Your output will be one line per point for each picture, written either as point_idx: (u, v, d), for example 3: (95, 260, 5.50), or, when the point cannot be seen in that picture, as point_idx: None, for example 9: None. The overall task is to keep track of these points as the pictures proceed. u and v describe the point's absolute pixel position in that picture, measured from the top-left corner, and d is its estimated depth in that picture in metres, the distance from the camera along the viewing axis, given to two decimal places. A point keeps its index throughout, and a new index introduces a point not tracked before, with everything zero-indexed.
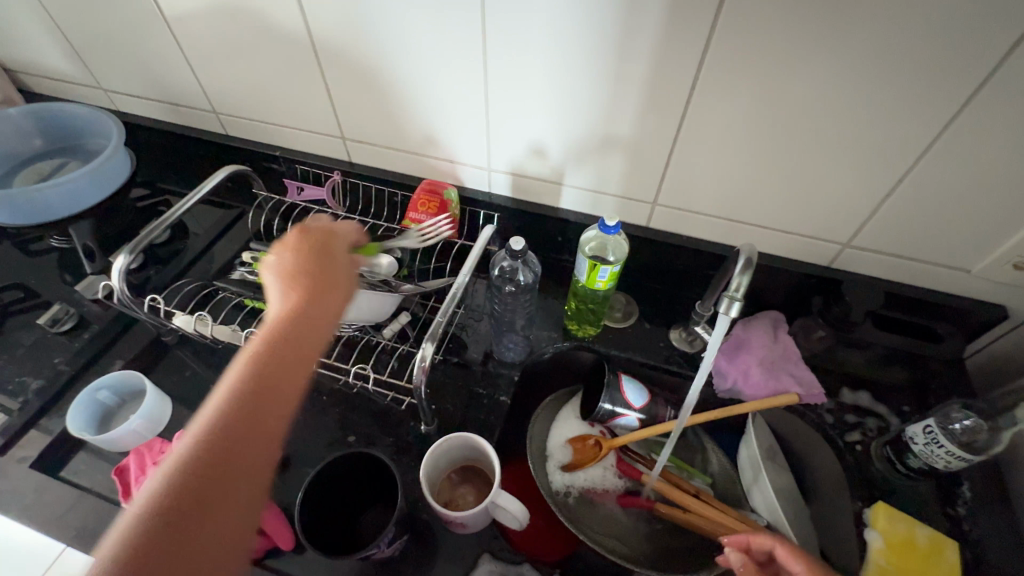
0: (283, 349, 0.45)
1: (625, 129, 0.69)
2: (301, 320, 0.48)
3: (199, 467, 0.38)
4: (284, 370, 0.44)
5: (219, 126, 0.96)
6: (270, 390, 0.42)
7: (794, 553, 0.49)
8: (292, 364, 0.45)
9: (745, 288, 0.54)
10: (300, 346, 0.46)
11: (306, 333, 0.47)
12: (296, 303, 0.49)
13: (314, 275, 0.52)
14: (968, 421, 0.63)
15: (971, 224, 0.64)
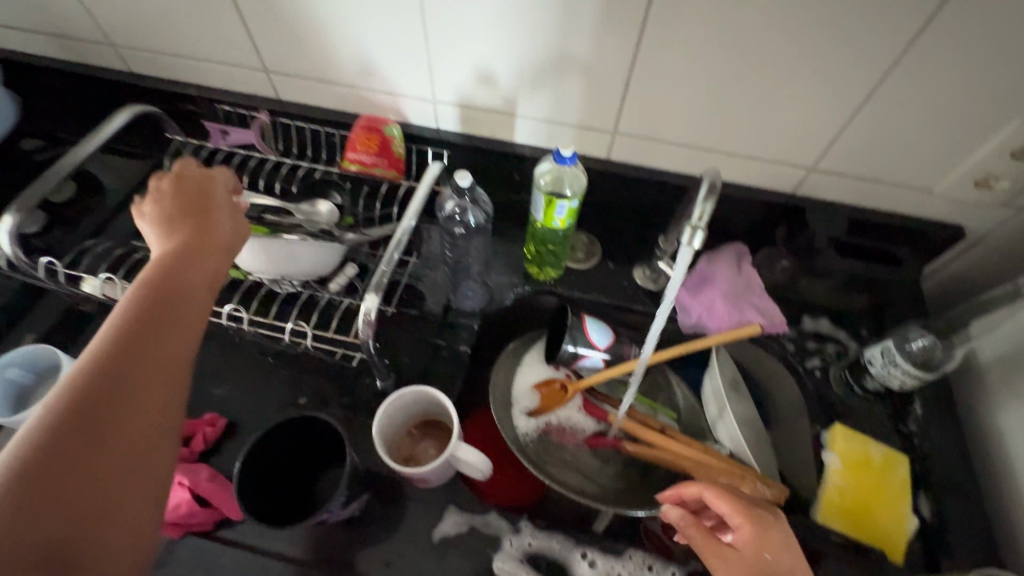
0: (163, 290, 0.44)
1: (581, 49, 0.62)
2: (181, 263, 0.46)
3: (72, 414, 0.36)
4: (165, 311, 0.43)
5: (120, 61, 0.83)
6: (151, 330, 0.41)
7: (721, 496, 0.48)
8: (176, 305, 0.43)
9: (708, 216, 0.50)
10: (183, 283, 0.45)
11: (188, 274, 0.46)
12: (172, 250, 0.47)
13: (190, 215, 0.51)
14: (924, 341, 0.63)
15: (937, 141, 0.62)
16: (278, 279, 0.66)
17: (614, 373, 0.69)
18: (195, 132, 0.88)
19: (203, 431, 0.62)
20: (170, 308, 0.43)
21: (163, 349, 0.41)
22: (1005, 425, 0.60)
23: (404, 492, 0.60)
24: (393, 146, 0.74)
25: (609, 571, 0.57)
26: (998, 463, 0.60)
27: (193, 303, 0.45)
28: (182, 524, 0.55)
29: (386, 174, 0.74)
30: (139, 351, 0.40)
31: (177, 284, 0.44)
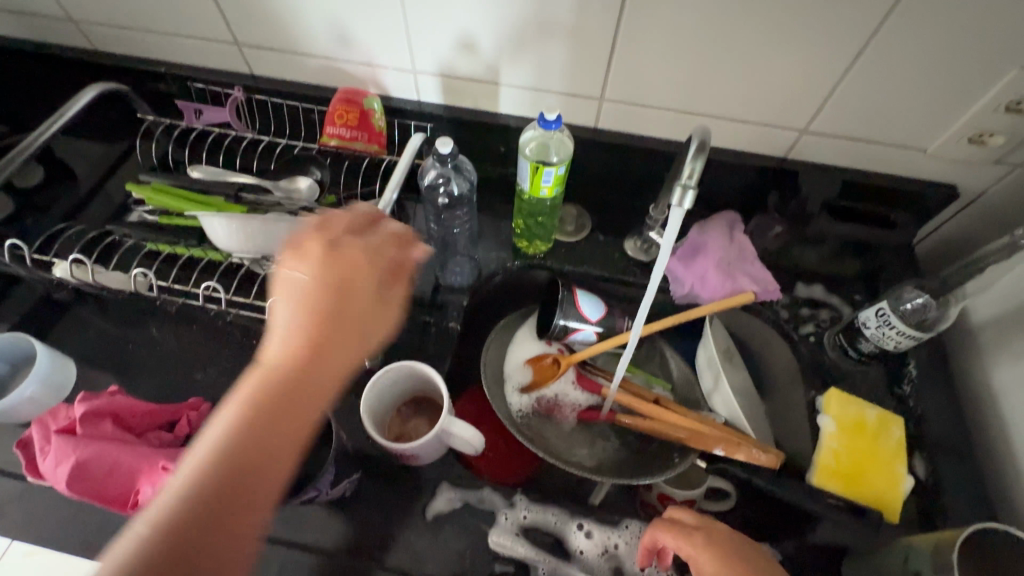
0: (279, 404, 0.40)
1: (564, 10, 0.60)
2: (310, 370, 0.42)
3: (175, 527, 0.35)
4: (276, 428, 0.39)
5: (84, 39, 0.79)
6: (258, 450, 0.38)
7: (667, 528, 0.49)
8: (288, 422, 0.40)
9: (697, 175, 0.49)
10: (303, 397, 0.41)
11: (314, 386, 0.42)
12: (304, 347, 0.42)
13: (332, 301, 0.44)
14: (920, 300, 0.61)
15: (931, 97, 0.60)
16: (261, 259, 0.65)
17: (606, 346, 0.69)
18: (168, 112, 0.85)
19: (186, 416, 0.60)
20: (279, 432, 0.39)
21: (265, 473, 0.38)
22: (1001, 384, 0.59)
23: (396, 471, 0.59)
24: (372, 119, 0.72)
25: (605, 542, 0.56)
26: (993, 422, 0.60)
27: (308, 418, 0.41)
28: None
29: (366, 148, 0.74)
30: (240, 475, 0.37)
31: (291, 400, 0.40)
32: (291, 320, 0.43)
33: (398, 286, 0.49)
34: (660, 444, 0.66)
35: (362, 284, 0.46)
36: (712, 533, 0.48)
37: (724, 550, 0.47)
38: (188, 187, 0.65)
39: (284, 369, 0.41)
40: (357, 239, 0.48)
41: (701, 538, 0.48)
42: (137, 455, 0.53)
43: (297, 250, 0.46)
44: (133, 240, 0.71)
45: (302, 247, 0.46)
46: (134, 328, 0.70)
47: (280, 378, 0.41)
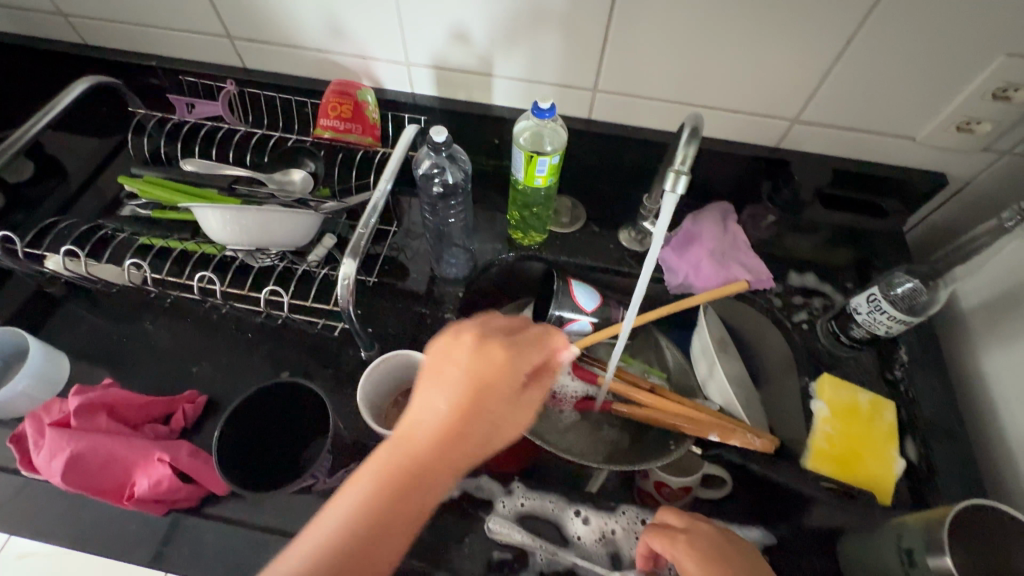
0: (403, 496, 0.39)
1: (556, 1, 0.60)
2: (429, 478, 0.40)
3: None
4: (396, 519, 0.39)
5: (75, 34, 0.79)
6: (376, 539, 0.38)
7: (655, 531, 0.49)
8: (408, 515, 0.39)
9: (691, 160, 0.49)
10: (413, 501, 0.39)
11: (429, 492, 0.40)
12: (427, 450, 0.40)
13: (465, 407, 0.42)
14: (910, 285, 0.61)
15: (920, 85, 0.61)
16: (255, 252, 0.65)
17: (602, 336, 0.66)
18: (160, 107, 0.85)
19: (182, 408, 0.60)
20: (399, 527, 0.39)
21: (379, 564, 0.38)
22: (990, 367, 0.60)
23: None
24: (366, 111, 0.72)
25: (602, 527, 0.57)
26: (982, 405, 0.61)
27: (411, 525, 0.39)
28: (167, 502, 0.53)
29: (360, 141, 0.73)
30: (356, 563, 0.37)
31: (413, 495, 0.39)
32: (426, 415, 0.42)
33: (531, 402, 0.45)
34: (655, 432, 0.67)
35: (502, 389, 0.42)
36: (700, 539, 0.48)
37: (713, 557, 0.46)
38: (183, 179, 0.65)
39: (411, 459, 0.40)
40: (509, 339, 0.45)
41: (690, 543, 0.47)
42: (133, 447, 0.54)
43: (453, 339, 0.45)
44: (126, 234, 0.70)
45: (456, 336, 0.45)
46: (128, 323, 0.69)
47: (399, 477, 0.40)
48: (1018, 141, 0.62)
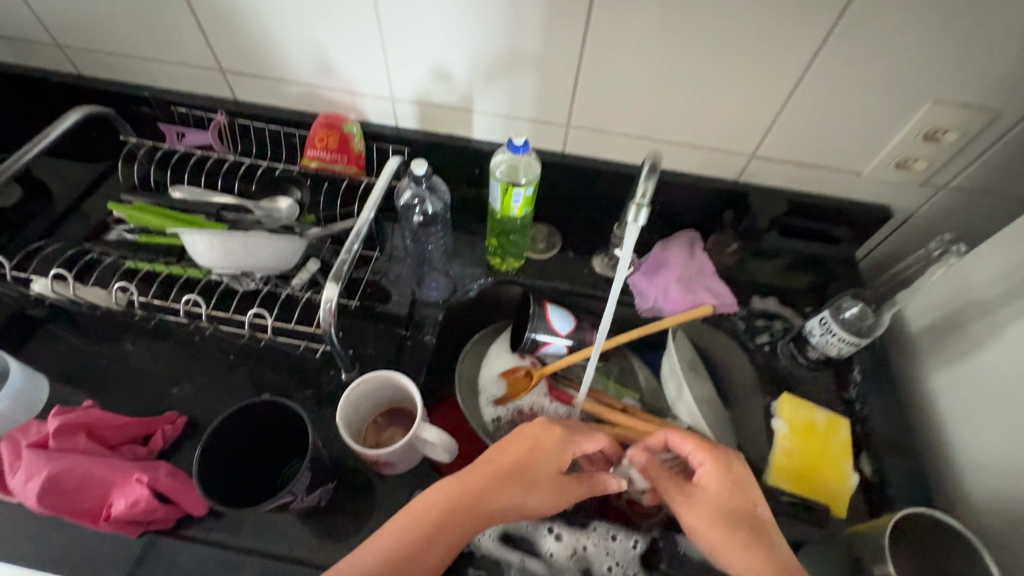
0: (443, 526, 0.47)
1: (532, 45, 0.65)
2: (471, 516, 0.48)
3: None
4: (434, 544, 0.46)
5: (69, 64, 0.82)
6: (413, 557, 0.45)
7: (689, 437, 0.54)
8: (442, 546, 0.46)
9: (651, 194, 0.54)
10: (448, 535, 0.47)
11: (463, 529, 0.47)
12: (475, 493, 0.48)
13: (516, 473, 0.50)
14: (855, 309, 0.68)
15: (862, 126, 0.67)
16: (239, 276, 0.67)
17: (575, 358, 0.72)
18: (150, 134, 0.88)
19: (161, 429, 0.61)
20: (433, 553, 0.46)
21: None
22: (936, 385, 0.65)
23: (372, 479, 0.60)
24: (352, 142, 0.76)
25: (574, 543, 0.60)
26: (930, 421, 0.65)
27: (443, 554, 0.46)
28: (143, 522, 0.53)
29: (346, 170, 0.76)
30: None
31: (453, 529, 0.47)
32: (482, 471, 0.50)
33: (569, 492, 0.51)
34: (627, 450, 0.69)
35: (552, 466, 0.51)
36: (734, 463, 0.53)
37: (735, 477, 0.52)
38: (168, 206, 0.67)
39: (460, 499, 0.48)
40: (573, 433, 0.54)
41: (722, 461, 0.53)
42: (111, 468, 0.54)
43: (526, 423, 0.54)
44: (113, 257, 0.72)
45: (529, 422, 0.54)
46: (108, 344, 0.70)
47: (447, 510, 0.47)
48: (951, 178, 0.69)
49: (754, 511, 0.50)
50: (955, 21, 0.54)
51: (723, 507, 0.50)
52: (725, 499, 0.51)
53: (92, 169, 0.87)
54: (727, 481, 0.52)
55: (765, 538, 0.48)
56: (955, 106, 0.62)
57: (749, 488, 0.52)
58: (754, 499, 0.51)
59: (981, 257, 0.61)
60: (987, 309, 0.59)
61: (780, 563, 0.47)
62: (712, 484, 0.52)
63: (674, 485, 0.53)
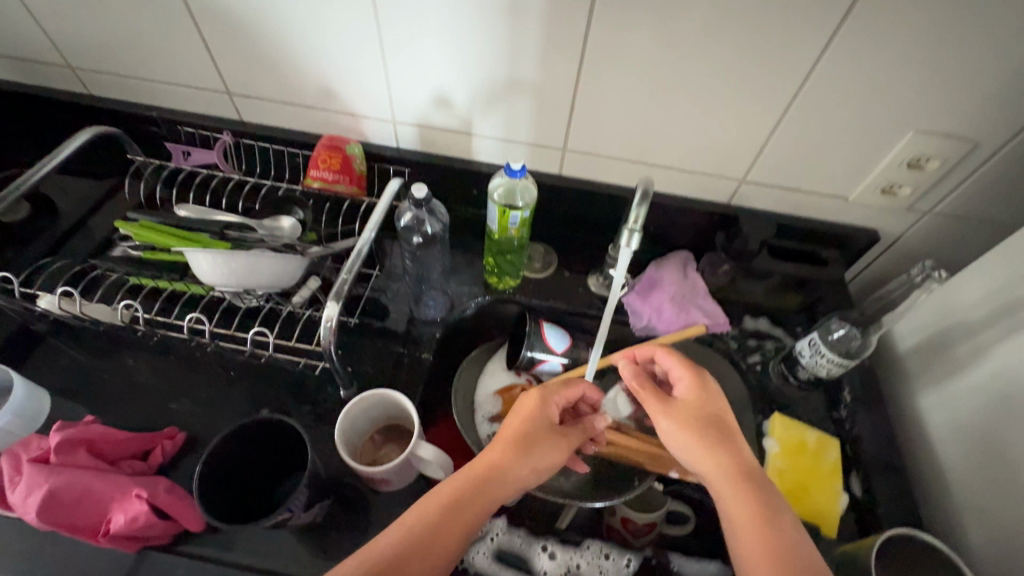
0: (479, 489, 0.50)
1: (530, 73, 0.68)
2: (501, 472, 0.51)
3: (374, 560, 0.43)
4: (472, 504, 0.48)
5: (80, 85, 0.84)
6: (453, 515, 0.47)
7: (667, 351, 0.60)
8: (478, 507, 0.49)
9: (643, 219, 0.57)
10: (487, 492, 0.50)
11: (499, 484, 0.51)
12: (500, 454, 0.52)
13: (528, 434, 0.55)
14: (843, 331, 0.69)
15: (848, 154, 0.69)
16: (241, 293, 0.68)
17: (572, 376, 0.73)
18: (157, 152, 0.90)
19: (161, 444, 0.62)
20: (470, 512, 0.48)
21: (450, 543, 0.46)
22: (922, 405, 0.66)
23: (369, 495, 0.61)
24: (354, 163, 0.78)
25: (568, 561, 0.60)
26: (918, 441, 0.66)
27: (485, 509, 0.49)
28: (140, 538, 0.54)
29: (348, 190, 0.78)
30: (435, 535, 0.45)
31: (488, 492, 0.50)
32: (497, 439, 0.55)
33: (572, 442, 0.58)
34: (621, 468, 0.70)
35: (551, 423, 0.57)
36: (707, 378, 0.58)
37: (708, 390, 0.57)
38: (173, 223, 0.68)
39: (491, 462, 0.52)
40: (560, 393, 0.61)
41: (699, 376, 0.58)
42: (111, 483, 0.55)
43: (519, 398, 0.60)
44: (118, 274, 0.73)
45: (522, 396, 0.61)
46: (111, 359, 0.71)
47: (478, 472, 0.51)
48: (935, 203, 0.71)
49: (722, 416, 0.55)
50: (933, 58, 0.57)
51: (696, 413, 0.55)
52: (699, 405, 0.56)
53: (99, 187, 0.89)
54: (701, 392, 0.57)
55: (732, 440, 0.53)
56: (937, 136, 0.64)
57: (719, 399, 0.57)
58: (722, 408, 0.56)
59: (964, 282, 0.63)
60: (971, 332, 0.61)
61: (742, 460, 0.51)
62: (689, 394, 0.57)
63: (653, 391, 0.57)
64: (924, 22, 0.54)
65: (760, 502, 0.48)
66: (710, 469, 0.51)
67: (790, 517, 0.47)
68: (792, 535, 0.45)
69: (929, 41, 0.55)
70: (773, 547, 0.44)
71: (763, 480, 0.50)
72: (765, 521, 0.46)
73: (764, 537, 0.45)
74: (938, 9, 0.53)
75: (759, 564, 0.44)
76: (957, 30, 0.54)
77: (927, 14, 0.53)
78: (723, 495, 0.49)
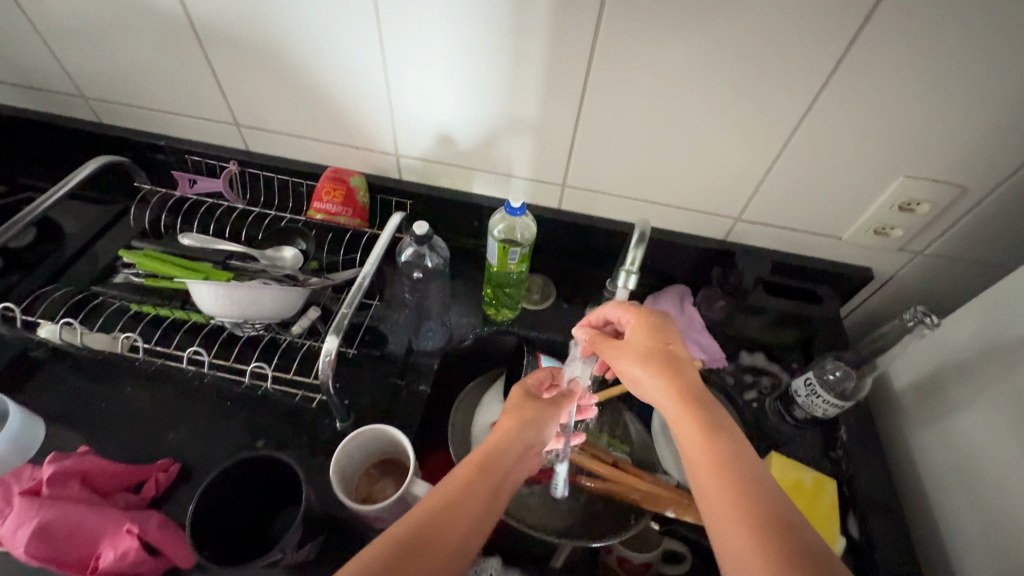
0: (486, 468, 0.53)
1: (531, 113, 0.70)
2: (510, 448, 0.56)
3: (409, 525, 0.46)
4: (486, 479, 0.52)
5: (92, 113, 0.86)
6: (473, 486, 0.50)
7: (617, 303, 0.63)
8: (493, 480, 0.52)
9: (639, 261, 0.62)
10: (502, 464, 0.54)
11: (511, 456, 0.55)
12: (508, 433, 0.57)
13: (528, 416, 0.60)
14: (840, 371, 0.69)
15: (841, 195, 0.70)
16: (241, 323, 0.68)
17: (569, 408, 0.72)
18: (164, 179, 0.91)
19: (154, 477, 0.62)
20: (483, 489, 0.51)
21: (474, 511, 0.49)
22: (919, 447, 0.66)
23: (363, 532, 0.61)
24: (357, 196, 0.79)
25: None
26: (915, 484, 0.66)
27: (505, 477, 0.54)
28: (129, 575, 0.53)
29: (349, 222, 0.79)
30: (462, 500, 0.49)
31: (495, 470, 0.53)
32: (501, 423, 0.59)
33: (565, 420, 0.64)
34: (616, 505, 0.70)
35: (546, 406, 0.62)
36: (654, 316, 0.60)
37: (657, 326, 0.59)
38: (181, 254, 0.70)
39: (493, 445, 0.56)
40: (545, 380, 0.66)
41: (644, 317, 0.60)
42: (102, 517, 0.54)
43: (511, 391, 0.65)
44: (120, 301, 0.74)
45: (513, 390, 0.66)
46: (108, 386, 0.71)
47: (490, 448, 0.55)
48: (926, 244, 0.72)
49: (671, 350, 0.56)
50: (922, 108, 0.59)
51: (649, 351, 0.57)
52: (649, 344, 0.57)
53: (105, 212, 0.90)
54: (649, 331, 0.58)
55: (681, 372, 0.54)
56: (927, 182, 0.65)
57: (668, 333, 0.58)
58: (671, 341, 0.57)
59: (958, 325, 0.63)
60: (964, 375, 0.61)
61: (692, 388, 0.53)
62: (637, 333, 0.59)
63: (610, 341, 0.60)
64: (911, 74, 0.56)
65: (711, 428, 0.50)
66: (665, 406, 0.53)
67: (737, 437, 0.49)
68: (739, 455, 0.47)
69: (917, 92, 0.57)
70: (720, 467, 0.47)
71: (712, 405, 0.52)
72: (713, 446, 0.48)
73: (713, 460, 0.47)
74: (925, 63, 0.55)
75: (712, 486, 0.46)
76: (943, 82, 0.56)
77: (914, 67, 0.55)
78: (676, 426, 0.52)
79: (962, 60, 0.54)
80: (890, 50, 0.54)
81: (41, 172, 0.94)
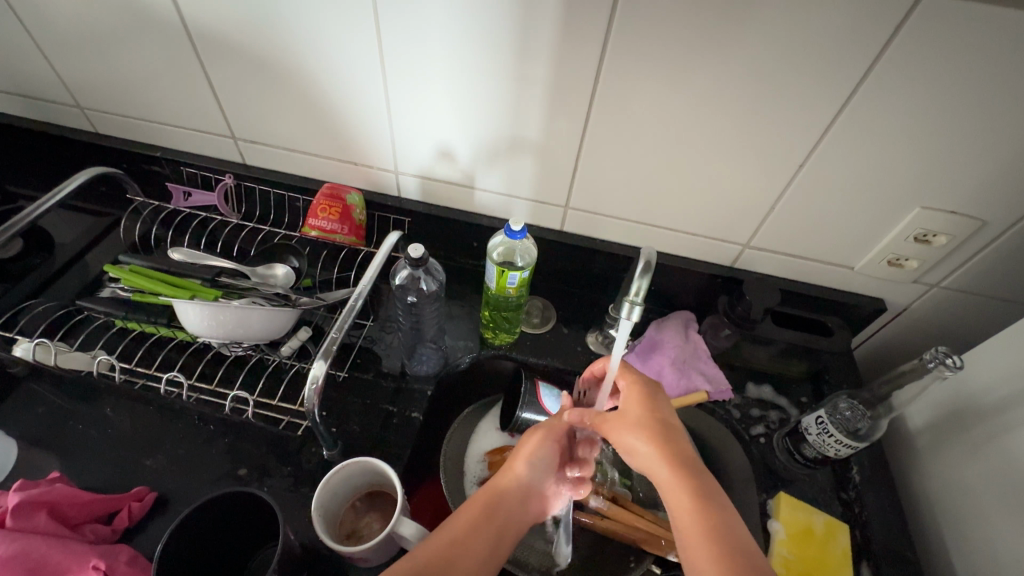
0: (492, 511, 0.52)
1: (533, 132, 0.68)
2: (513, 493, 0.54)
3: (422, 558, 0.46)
4: (488, 526, 0.51)
5: (87, 123, 0.84)
6: (474, 531, 0.50)
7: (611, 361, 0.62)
8: (494, 527, 0.51)
9: (644, 292, 0.57)
10: (503, 511, 0.53)
11: (513, 502, 0.54)
12: (514, 478, 0.56)
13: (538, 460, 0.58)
14: (851, 412, 0.66)
15: (854, 225, 0.68)
16: (228, 343, 0.66)
17: None
18: (159, 191, 0.90)
19: (128, 507, 0.59)
20: (486, 533, 0.50)
21: (476, 556, 0.48)
22: (936, 492, 0.63)
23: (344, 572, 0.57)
24: (354, 213, 0.77)
25: None
26: (930, 531, 0.62)
27: (506, 524, 0.52)
28: None
29: (345, 240, 0.77)
30: (464, 546, 0.48)
31: (499, 513, 0.52)
32: (510, 464, 0.58)
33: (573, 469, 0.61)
34: (613, 546, 0.66)
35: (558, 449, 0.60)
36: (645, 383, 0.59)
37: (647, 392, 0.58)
38: (165, 269, 0.66)
39: (498, 486, 0.55)
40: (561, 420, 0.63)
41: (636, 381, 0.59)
42: (68, 551, 0.51)
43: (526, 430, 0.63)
44: (104, 318, 0.72)
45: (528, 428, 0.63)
46: (87, 407, 0.68)
47: (493, 493, 0.54)
48: (942, 277, 0.70)
49: (662, 417, 0.55)
50: (941, 136, 0.56)
51: (642, 418, 0.55)
52: (639, 409, 0.56)
53: (96, 223, 0.88)
54: (639, 398, 0.57)
55: (674, 439, 0.53)
56: (943, 213, 0.63)
57: (658, 401, 0.57)
58: (660, 408, 0.56)
59: (977, 364, 0.60)
60: (982, 418, 0.58)
61: (682, 453, 0.52)
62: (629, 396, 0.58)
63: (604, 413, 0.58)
64: (931, 102, 0.54)
65: (705, 499, 0.48)
66: (654, 470, 0.52)
67: (729, 510, 0.47)
68: (731, 529, 0.46)
69: (936, 121, 0.55)
70: (712, 540, 0.45)
71: (701, 471, 0.50)
72: (706, 518, 0.46)
73: (704, 532, 0.45)
74: (944, 92, 0.53)
75: (705, 561, 0.44)
76: (963, 110, 0.54)
77: (933, 96, 0.53)
78: (670, 493, 0.49)
79: (984, 89, 0.52)
80: (909, 77, 0.52)
81: (34, 182, 0.92)
